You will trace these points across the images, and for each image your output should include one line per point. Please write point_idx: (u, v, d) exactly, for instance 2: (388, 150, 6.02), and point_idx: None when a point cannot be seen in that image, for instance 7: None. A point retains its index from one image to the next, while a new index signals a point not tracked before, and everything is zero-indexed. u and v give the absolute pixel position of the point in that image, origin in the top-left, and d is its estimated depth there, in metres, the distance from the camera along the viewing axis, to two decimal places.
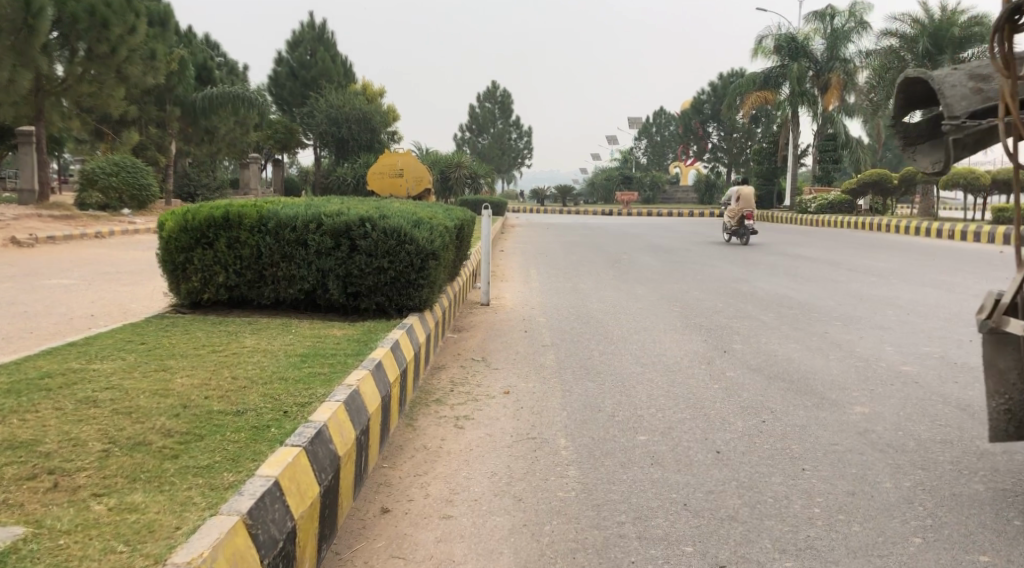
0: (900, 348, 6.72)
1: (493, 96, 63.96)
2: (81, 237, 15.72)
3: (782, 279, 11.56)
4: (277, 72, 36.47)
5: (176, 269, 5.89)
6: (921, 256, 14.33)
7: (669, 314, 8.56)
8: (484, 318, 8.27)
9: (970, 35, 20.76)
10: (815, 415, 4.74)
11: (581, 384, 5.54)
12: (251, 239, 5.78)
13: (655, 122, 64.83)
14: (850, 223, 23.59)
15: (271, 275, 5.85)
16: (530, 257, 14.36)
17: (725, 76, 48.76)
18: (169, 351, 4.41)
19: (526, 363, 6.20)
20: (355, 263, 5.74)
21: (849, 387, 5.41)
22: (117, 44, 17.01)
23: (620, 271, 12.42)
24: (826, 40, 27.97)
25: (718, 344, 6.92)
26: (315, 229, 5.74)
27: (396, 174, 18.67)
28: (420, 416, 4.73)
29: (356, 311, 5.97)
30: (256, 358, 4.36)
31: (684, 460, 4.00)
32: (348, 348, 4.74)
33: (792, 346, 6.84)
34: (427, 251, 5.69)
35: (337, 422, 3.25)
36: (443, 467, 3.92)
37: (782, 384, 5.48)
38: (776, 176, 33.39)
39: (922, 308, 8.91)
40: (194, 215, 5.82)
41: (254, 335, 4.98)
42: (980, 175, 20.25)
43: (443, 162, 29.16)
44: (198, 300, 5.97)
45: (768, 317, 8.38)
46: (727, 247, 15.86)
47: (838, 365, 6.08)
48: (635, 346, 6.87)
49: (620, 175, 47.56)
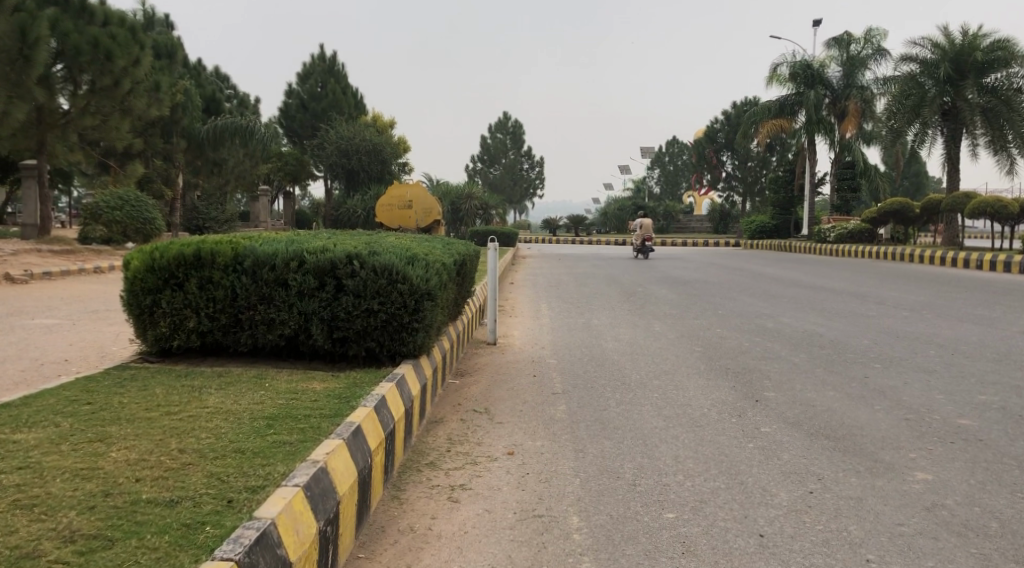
0: (950, 395, 6.03)
1: (505, 127, 63.65)
2: (80, 272, 15.20)
3: (807, 313, 10.87)
4: (288, 104, 36.27)
5: (143, 314, 5.28)
6: (952, 288, 13.60)
7: (691, 355, 7.89)
8: (489, 360, 7.63)
9: (993, 59, 20.14)
10: (870, 484, 4.05)
11: (596, 442, 4.88)
12: (225, 279, 5.17)
13: (668, 152, 64.33)
14: (870, 252, 22.89)
15: (249, 319, 5.23)
16: (540, 290, 13.73)
17: (739, 104, 48.14)
18: (115, 416, 3.77)
19: (533, 415, 5.55)
20: (342, 305, 5.12)
21: (903, 446, 4.71)
22: (121, 76, 16.50)
23: (635, 305, 11.75)
24: (842, 68, 27.45)
25: (747, 391, 6.24)
26: (297, 267, 5.14)
27: (405, 207, 18.18)
28: (408, 486, 4.08)
29: (344, 359, 5.33)
30: (214, 422, 3.72)
31: (719, 547, 3.35)
32: (325, 407, 4.10)
33: (829, 394, 6.15)
34: (422, 291, 5.07)
35: (290, 516, 2.59)
36: (431, 558, 3.29)
37: (826, 443, 4.79)
38: (793, 205, 32.65)
39: (965, 347, 8.20)
40: (163, 253, 5.24)
41: (220, 390, 4.36)
42: (1006, 204, 19.55)
43: (454, 194, 28.78)
44: (168, 348, 5.35)
45: (799, 358, 7.70)
46: (746, 279, 15.22)
47: (885, 417, 5.39)
48: (656, 393, 6.19)
49: (632, 205, 46.98)
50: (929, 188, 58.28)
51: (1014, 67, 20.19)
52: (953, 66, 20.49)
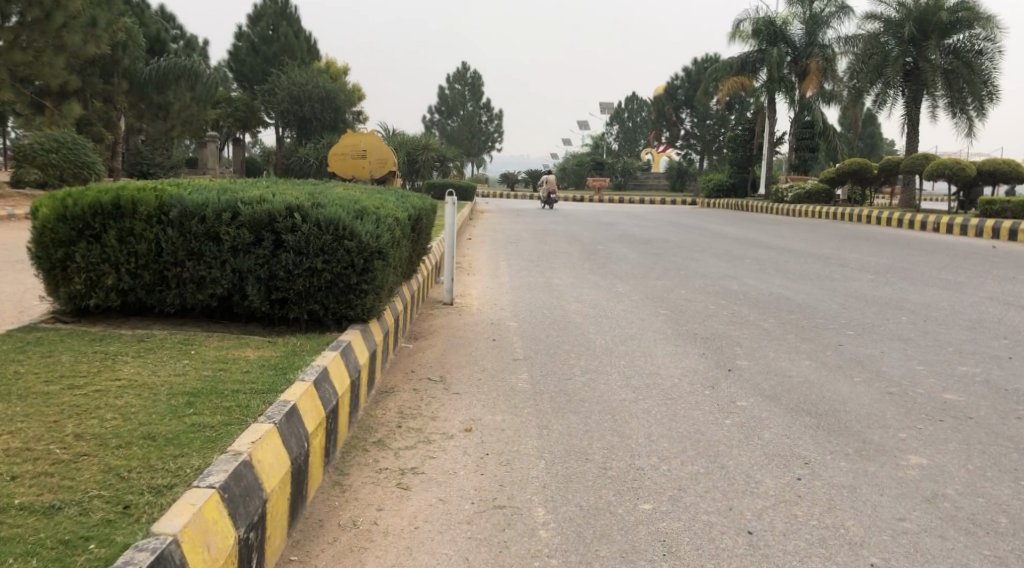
0: (931, 367, 5.73)
1: (463, 78, 62.48)
2: (9, 218, 14.27)
3: (772, 275, 10.57)
4: (237, 47, 34.71)
5: (54, 268, 4.65)
6: (914, 251, 13.41)
7: (657, 318, 7.50)
8: (445, 321, 7.16)
9: (956, 20, 19.86)
10: (862, 470, 3.71)
11: (562, 417, 4.45)
12: (148, 232, 4.58)
13: (627, 108, 63.73)
14: (826, 213, 22.81)
15: (176, 277, 4.66)
16: (498, 247, 13.23)
17: (700, 61, 47.64)
18: (5, 390, 3.19)
19: (492, 384, 5.11)
20: (281, 263, 4.59)
21: (891, 424, 4.38)
22: (53, 9, 15.25)
23: (597, 264, 11.34)
24: (805, 25, 27.06)
25: (718, 359, 5.87)
26: (230, 220, 4.57)
27: (358, 156, 17.42)
28: (353, 470, 3.61)
29: (283, 322, 4.83)
30: (125, 399, 3.18)
31: (707, 547, 2.97)
32: (259, 381, 3.59)
33: (805, 363, 5.83)
34: (372, 248, 4.57)
35: (198, 528, 2.11)
36: (374, 564, 2.85)
37: (809, 421, 4.44)
38: (751, 164, 32.49)
39: (937, 313, 7.95)
40: (76, 199, 4.60)
41: (137, 358, 3.82)
42: (964, 166, 19.47)
43: (410, 145, 27.87)
44: (84, 307, 4.74)
45: (769, 323, 7.37)
46: (706, 239, 14.90)
47: (866, 391, 5.06)
48: (622, 361, 5.78)
49: (591, 161, 46.49)
50: (882, 149, 58.69)
51: (976, 29, 19.99)
52: (917, 27, 20.20)
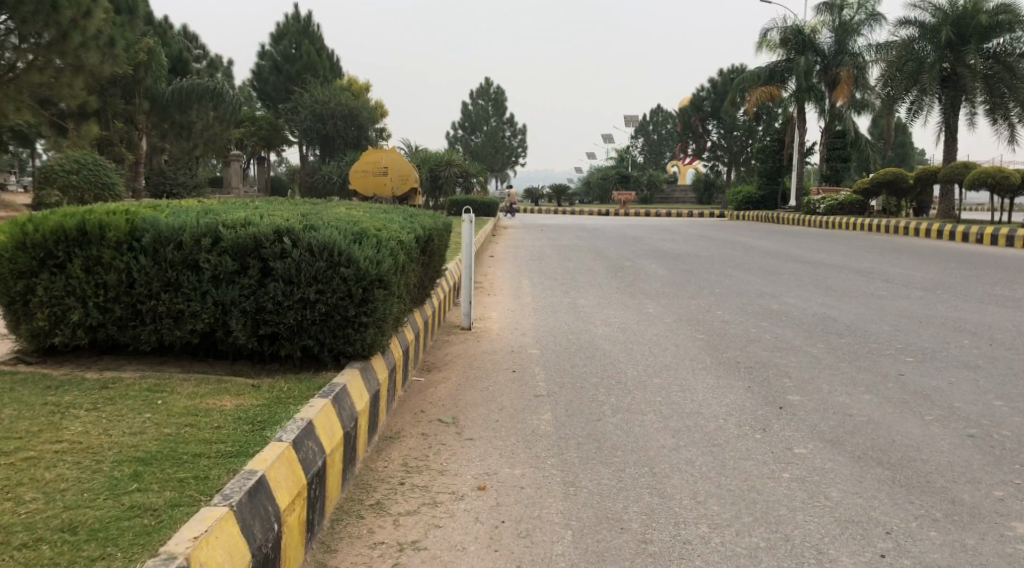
0: (1011, 402, 5.01)
1: (487, 94, 62.35)
2: None
3: (813, 293, 9.85)
4: (260, 66, 34.53)
5: (15, 303, 4.14)
6: (962, 265, 12.57)
7: (693, 345, 6.83)
8: (462, 349, 6.56)
9: (997, 23, 18.97)
10: (959, 542, 3.07)
11: (591, 470, 3.82)
12: (119, 260, 4.04)
13: (652, 120, 63.02)
14: (861, 225, 21.95)
15: (151, 310, 4.11)
16: (520, 265, 12.64)
17: (725, 72, 46.84)
18: None
19: (512, 428, 4.49)
20: (269, 294, 4.01)
21: (981, 479, 3.69)
22: (69, 29, 14.51)
23: (624, 282, 10.67)
24: (834, 34, 26.18)
25: (766, 394, 5.20)
26: (210, 246, 4.01)
27: (380, 173, 16.92)
28: (342, 546, 3.01)
29: (274, 359, 4.26)
30: (59, 470, 2.62)
31: None
32: (228, 439, 3.00)
33: (866, 398, 5.13)
34: (372, 276, 3.99)
35: None
36: None
37: (882, 473, 3.77)
38: (781, 175, 31.61)
39: (1002, 336, 7.20)
40: (36, 224, 4.08)
41: (89, 412, 3.26)
42: (1007, 174, 18.53)
43: (432, 160, 27.51)
44: (49, 345, 4.21)
45: (818, 349, 6.67)
46: (739, 253, 14.15)
47: (942, 434, 4.36)
48: (658, 397, 5.12)
49: (616, 174, 45.80)
50: (914, 158, 57.44)
51: (1018, 32, 19.08)
52: (954, 31, 19.34)
